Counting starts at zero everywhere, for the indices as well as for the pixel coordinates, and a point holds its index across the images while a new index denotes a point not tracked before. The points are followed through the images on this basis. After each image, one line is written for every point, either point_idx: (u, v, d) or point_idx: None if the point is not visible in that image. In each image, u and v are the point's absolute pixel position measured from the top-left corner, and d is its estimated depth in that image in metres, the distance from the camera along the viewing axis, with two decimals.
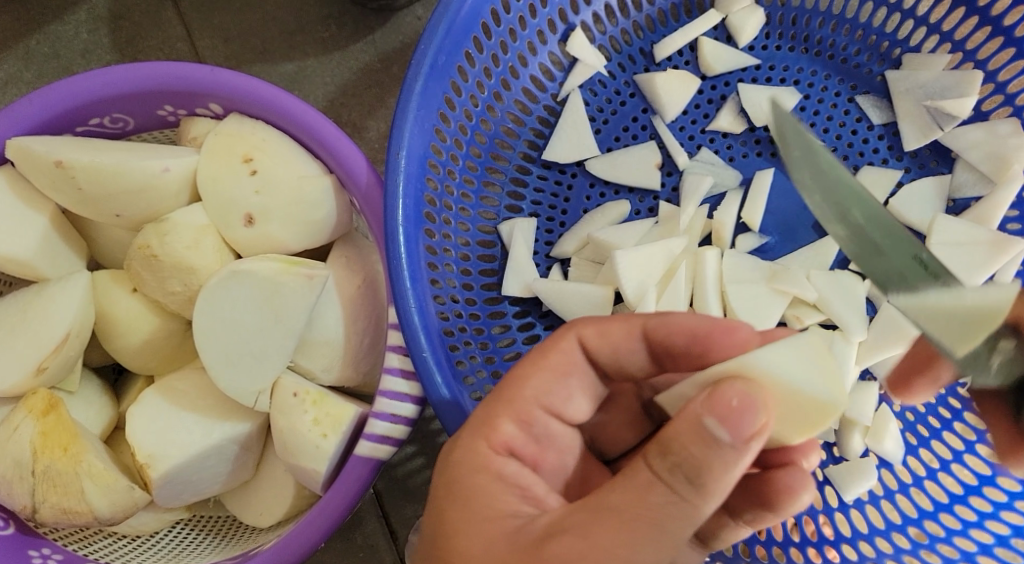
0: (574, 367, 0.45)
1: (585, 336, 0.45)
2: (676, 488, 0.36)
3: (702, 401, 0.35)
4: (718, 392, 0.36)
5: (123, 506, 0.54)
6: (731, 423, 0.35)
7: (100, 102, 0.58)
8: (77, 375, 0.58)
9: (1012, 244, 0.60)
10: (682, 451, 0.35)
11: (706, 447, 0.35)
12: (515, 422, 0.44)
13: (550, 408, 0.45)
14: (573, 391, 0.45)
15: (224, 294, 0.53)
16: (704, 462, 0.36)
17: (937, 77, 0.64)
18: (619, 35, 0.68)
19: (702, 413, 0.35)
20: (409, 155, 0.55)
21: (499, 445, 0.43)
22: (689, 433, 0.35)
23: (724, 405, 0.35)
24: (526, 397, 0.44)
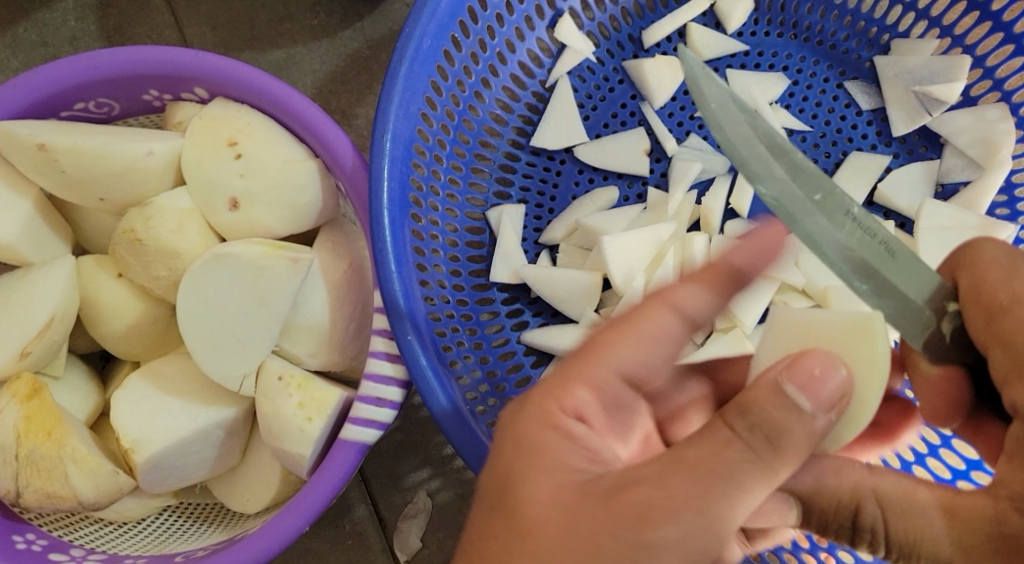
0: (666, 337, 0.42)
1: (678, 302, 0.43)
2: (755, 447, 0.35)
3: (786, 368, 0.36)
4: (800, 360, 0.36)
5: (108, 490, 0.54)
6: (803, 388, 0.36)
7: (84, 87, 0.58)
8: (62, 360, 0.58)
9: (1000, 229, 0.61)
10: (764, 413, 0.35)
11: (788, 412, 0.35)
12: (588, 392, 0.41)
13: (629, 376, 0.42)
14: (657, 362, 0.42)
15: (208, 276, 0.53)
16: (792, 427, 0.35)
17: (926, 62, 0.64)
18: (607, 22, 0.68)
19: (781, 379, 0.36)
20: (394, 138, 0.55)
21: (569, 409, 0.40)
22: (772, 397, 0.35)
23: (806, 373, 0.36)
24: (608, 364, 0.41)
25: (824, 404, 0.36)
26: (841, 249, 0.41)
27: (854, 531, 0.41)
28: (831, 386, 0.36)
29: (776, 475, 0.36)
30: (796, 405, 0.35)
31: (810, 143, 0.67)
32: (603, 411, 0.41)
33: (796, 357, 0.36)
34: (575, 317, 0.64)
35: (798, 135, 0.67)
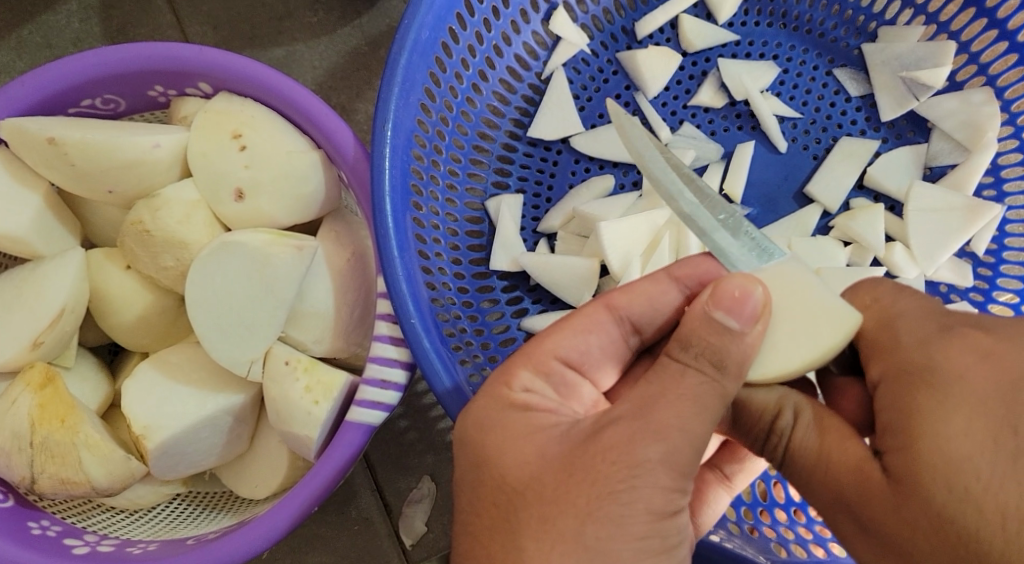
0: (595, 325, 0.45)
1: (611, 298, 0.46)
2: (705, 370, 0.39)
3: (710, 297, 0.40)
4: (721, 286, 0.40)
5: (120, 476, 0.56)
6: (727, 310, 0.40)
7: (91, 83, 0.59)
8: (72, 351, 0.59)
9: (987, 209, 0.62)
10: (701, 340, 0.39)
11: (722, 336, 0.39)
12: (535, 373, 0.44)
13: (570, 359, 0.45)
14: (594, 347, 0.45)
15: (215, 265, 0.54)
16: (727, 346, 0.39)
17: (913, 48, 0.65)
18: (602, 14, 0.69)
19: (709, 309, 0.40)
20: (395, 127, 0.56)
21: (519, 387, 0.43)
22: (700, 321, 0.40)
23: (727, 295, 0.40)
24: (546, 350, 0.44)
25: (754, 324, 0.40)
26: (740, 246, 0.46)
27: (768, 437, 0.46)
28: (752, 304, 0.40)
29: (726, 390, 0.40)
30: (721, 325, 0.40)
31: (801, 129, 0.68)
32: (555, 389, 0.44)
33: (717, 283, 0.41)
34: (573, 302, 0.66)
35: (789, 122, 0.68)
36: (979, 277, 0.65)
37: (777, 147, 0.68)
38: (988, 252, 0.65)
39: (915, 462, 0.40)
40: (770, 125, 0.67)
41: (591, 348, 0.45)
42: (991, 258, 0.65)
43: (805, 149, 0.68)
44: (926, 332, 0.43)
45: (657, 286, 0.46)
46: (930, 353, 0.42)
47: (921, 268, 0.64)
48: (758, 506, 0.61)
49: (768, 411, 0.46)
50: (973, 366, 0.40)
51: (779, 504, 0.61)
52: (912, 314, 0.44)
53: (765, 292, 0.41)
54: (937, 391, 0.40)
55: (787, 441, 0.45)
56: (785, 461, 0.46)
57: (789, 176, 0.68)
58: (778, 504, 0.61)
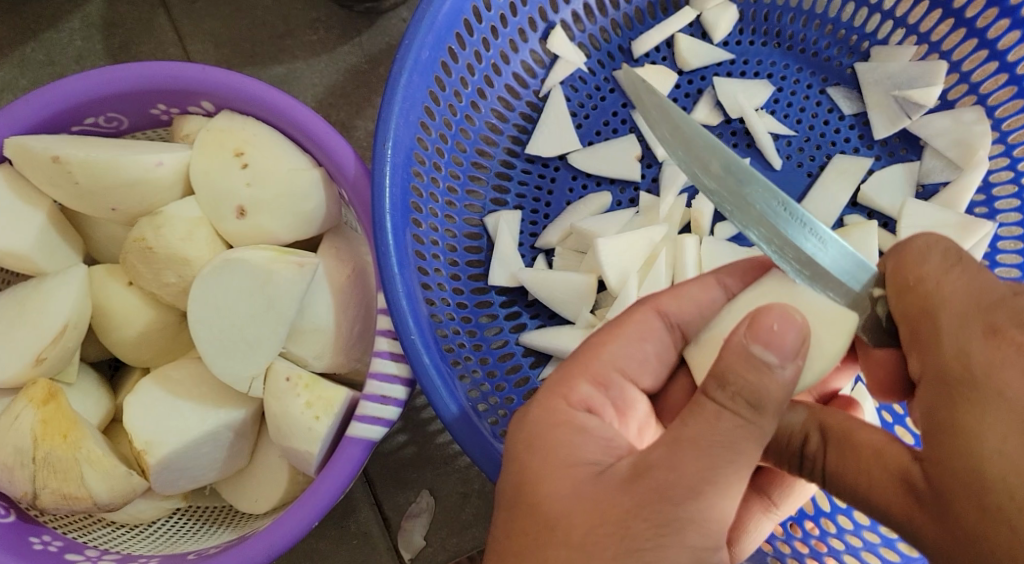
0: (650, 332, 0.46)
1: (663, 304, 0.47)
2: (740, 412, 0.38)
3: (747, 332, 0.38)
4: (758, 319, 0.38)
5: (122, 491, 0.56)
6: (766, 344, 0.38)
7: (95, 102, 0.60)
8: (75, 366, 0.60)
9: (978, 226, 0.63)
10: (738, 379, 0.37)
11: (759, 373, 0.37)
12: (590, 385, 0.44)
13: (627, 369, 0.46)
14: (650, 354, 0.46)
15: (216, 282, 0.55)
16: (762, 385, 0.37)
17: (904, 68, 0.66)
18: (598, 33, 0.71)
19: (748, 343, 0.38)
20: (395, 145, 0.57)
21: (580, 404, 0.43)
22: (740, 358, 0.38)
23: (766, 330, 0.38)
24: (603, 358, 0.45)
25: (795, 356, 0.38)
26: (761, 223, 0.45)
27: (801, 460, 0.47)
28: (791, 338, 0.38)
29: (762, 432, 0.38)
30: (761, 361, 0.38)
31: (795, 147, 0.69)
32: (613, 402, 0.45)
33: (754, 318, 0.38)
34: (571, 318, 0.66)
35: (784, 140, 0.70)
36: None
37: (771, 164, 0.68)
38: None
39: (959, 473, 0.39)
40: (764, 143, 0.68)
41: (648, 356, 0.46)
42: None
43: (800, 166, 0.69)
44: (970, 337, 0.40)
45: (705, 292, 0.47)
46: (975, 364, 0.39)
47: None
48: None
49: (805, 433, 0.47)
50: (1019, 376, 0.38)
51: None
52: (954, 302, 0.41)
53: (803, 328, 0.39)
54: (977, 406, 0.39)
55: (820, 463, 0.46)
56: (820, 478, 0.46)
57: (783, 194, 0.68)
58: None
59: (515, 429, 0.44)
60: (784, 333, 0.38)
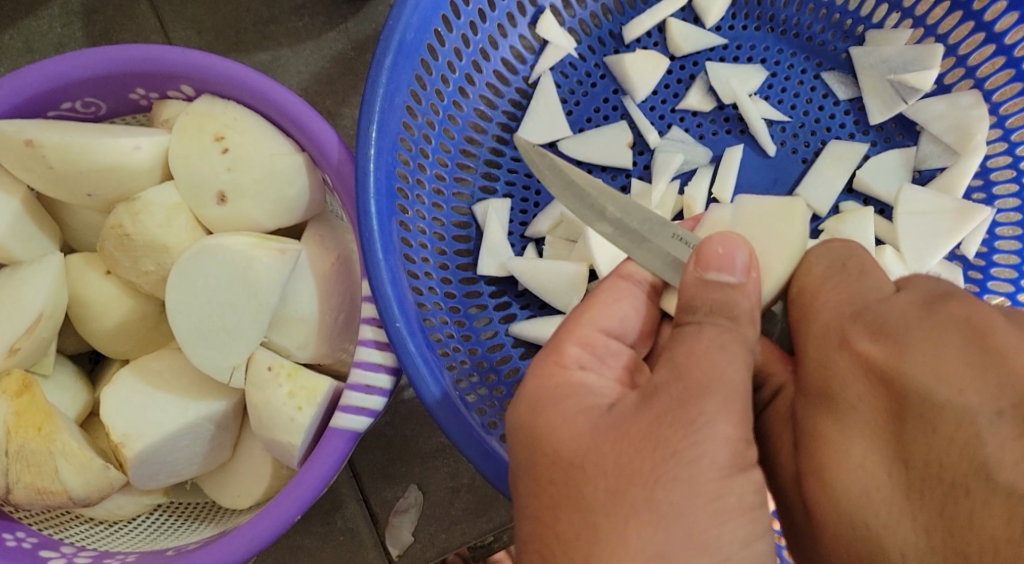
0: (625, 291, 0.47)
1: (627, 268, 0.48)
2: (718, 319, 0.41)
3: (695, 262, 0.42)
4: (703, 250, 0.42)
5: (98, 486, 0.54)
6: (720, 267, 0.42)
7: (71, 86, 0.59)
8: (51, 358, 0.58)
9: (977, 212, 0.62)
10: (704, 302, 0.41)
11: (725, 292, 0.41)
12: (581, 347, 0.44)
13: (610, 331, 0.46)
14: (629, 314, 0.47)
15: (195, 267, 0.53)
16: (738, 302, 0.41)
17: (900, 51, 0.65)
18: (588, 18, 0.69)
19: (700, 272, 0.42)
20: (380, 129, 0.56)
21: (573, 363, 0.43)
22: (698, 285, 0.42)
23: (710, 253, 0.42)
24: (587, 323, 0.45)
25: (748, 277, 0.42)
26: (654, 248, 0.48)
27: (767, 409, 0.48)
28: (738, 259, 0.42)
29: (745, 336, 0.41)
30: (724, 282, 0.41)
31: (789, 133, 0.68)
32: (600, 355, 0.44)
33: (698, 250, 0.43)
34: (562, 307, 0.65)
35: (778, 126, 0.68)
36: (970, 280, 0.65)
37: (765, 150, 0.67)
38: (978, 255, 0.65)
39: (825, 489, 0.40)
40: (758, 129, 0.67)
41: (628, 314, 0.47)
42: (981, 261, 0.65)
43: (794, 153, 0.68)
44: (825, 348, 0.42)
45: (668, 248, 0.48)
46: (828, 379, 0.41)
47: (912, 270, 0.63)
48: None
49: (772, 384, 0.48)
50: (868, 390, 0.40)
51: (772, 511, 0.60)
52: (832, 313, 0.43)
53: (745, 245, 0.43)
54: (839, 420, 0.40)
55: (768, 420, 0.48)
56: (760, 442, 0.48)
57: (778, 180, 0.67)
58: (770, 511, 0.60)
59: (502, 415, 0.42)
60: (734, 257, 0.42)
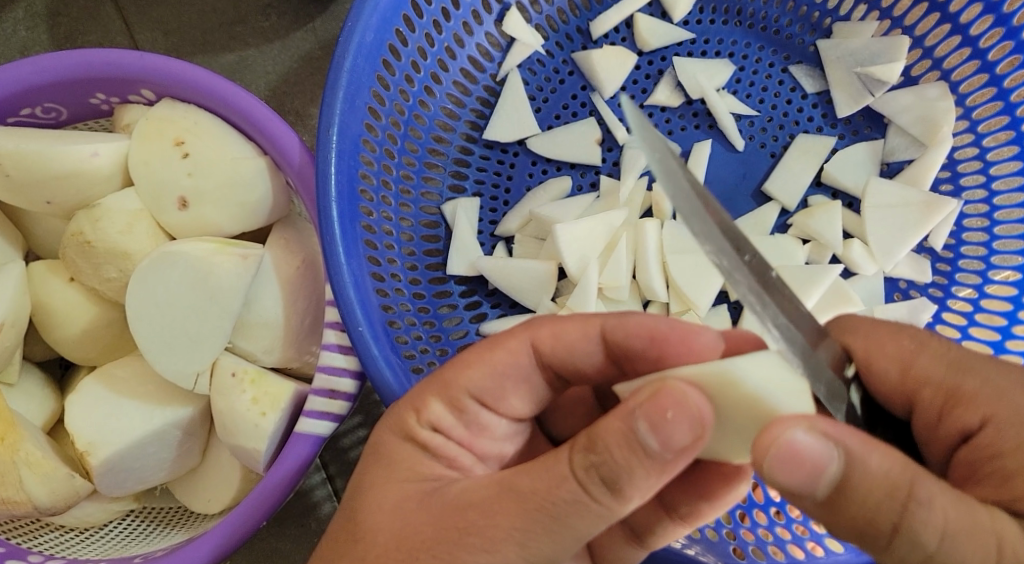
0: (518, 367, 0.44)
1: (539, 338, 0.43)
2: (591, 489, 0.35)
3: (645, 404, 0.33)
4: (660, 395, 0.33)
5: (64, 495, 0.54)
6: (780, 466, 0.32)
7: (30, 92, 0.58)
8: (16, 367, 0.58)
9: (944, 204, 0.62)
10: (606, 452, 0.34)
11: (631, 450, 0.34)
12: (446, 408, 0.43)
13: (483, 399, 0.43)
14: (510, 391, 0.44)
15: (155, 275, 0.53)
16: (621, 463, 0.34)
17: (867, 44, 0.65)
18: (556, 14, 0.69)
19: (635, 412, 0.33)
20: (341, 132, 0.55)
21: (427, 421, 0.43)
22: (621, 426, 0.34)
23: (658, 417, 0.33)
24: (461, 385, 0.43)
25: (814, 482, 0.33)
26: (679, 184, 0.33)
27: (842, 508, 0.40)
28: (814, 455, 0.32)
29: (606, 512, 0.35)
30: (637, 442, 0.34)
31: (758, 127, 0.68)
32: (466, 426, 0.43)
33: (661, 389, 0.34)
34: (531, 306, 0.65)
35: (746, 120, 0.68)
36: (938, 272, 0.65)
37: (734, 146, 0.67)
38: (946, 248, 0.65)
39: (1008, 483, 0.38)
40: (726, 124, 0.66)
41: (508, 393, 0.44)
42: (950, 253, 0.65)
43: (762, 147, 0.67)
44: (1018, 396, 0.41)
45: (584, 340, 0.44)
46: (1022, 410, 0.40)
47: (880, 264, 0.63)
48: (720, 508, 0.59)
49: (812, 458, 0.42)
50: None
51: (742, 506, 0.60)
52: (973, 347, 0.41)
53: (831, 443, 0.33)
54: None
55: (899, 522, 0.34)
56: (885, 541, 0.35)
57: (747, 175, 0.67)
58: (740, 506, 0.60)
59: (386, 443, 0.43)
60: (797, 444, 0.32)
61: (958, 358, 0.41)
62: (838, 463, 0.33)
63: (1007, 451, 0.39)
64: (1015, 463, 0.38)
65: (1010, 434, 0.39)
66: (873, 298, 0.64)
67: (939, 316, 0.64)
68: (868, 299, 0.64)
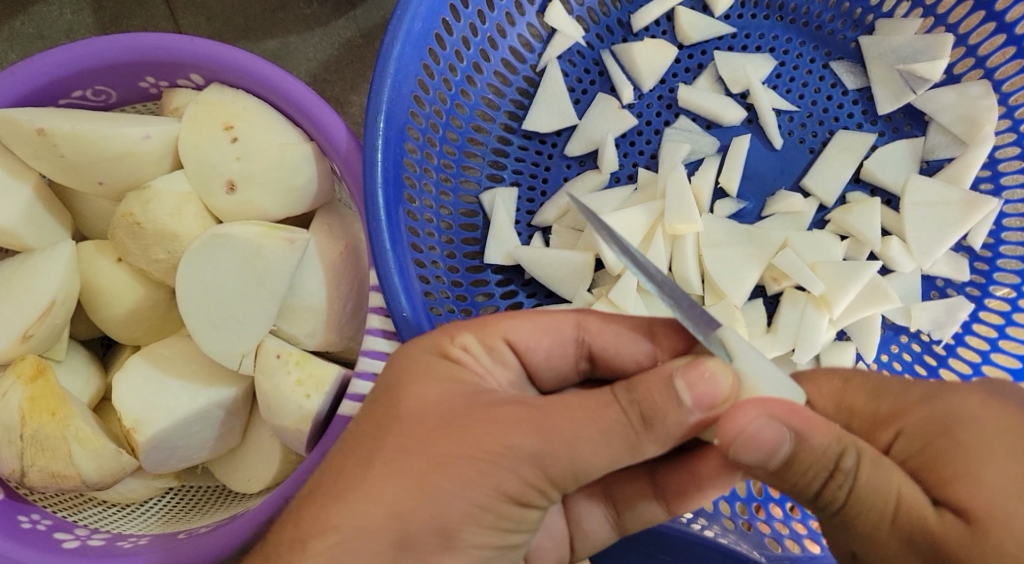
0: (557, 330, 0.46)
1: (586, 320, 0.47)
2: (629, 416, 0.38)
3: (685, 368, 0.38)
4: (697, 362, 0.38)
5: (111, 470, 0.55)
6: (739, 452, 0.37)
7: (82, 74, 0.59)
8: (63, 344, 0.59)
9: (984, 202, 0.61)
10: (647, 394, 0.38)
11: (670, 402, 0.38)
12: (478, 342, 0.45)
13: (515, 344, 0.46)
14: (542, 348, 0.46)
15: (205, 257, 0.54)
16: (663, 412, 0.38)
17: (910, 41, 0.65)
18: (597, 6, 0.69)
19: (675, 373, 0.38)
20: (387, 119, 0.56)
21: (459, 344, 0.44)
22: (660, 384, 0.38)
23: (695, 375, 0.37)
24: (501, 328, 0.45)
25: (768, 460, 0.37)
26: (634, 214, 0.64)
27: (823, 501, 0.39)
28: (769, 438, 0.36)
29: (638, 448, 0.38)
30: (677, 399, 0.38)
31: (797, 123, 0.68)
32: (490, 358, 0.44)
33: (699, 360, 0.39)
34: (568, 296, 0.65)
35: (786, 115, 0.68)
36: (976, 271, 0.65)
37: (772, 143, 0.67)
38: (985, 247, 0.65)
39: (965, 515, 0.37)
40: (767, 120, 0.66)
41: (540, 347, 0.46)
42: (988, 252, 0.65)
43: (801, 143, 0.68)
44: None
45: (633, 332, 0.46)
46: None
47: (918, 262, 0.63)
48: (754, 500, 0.60)
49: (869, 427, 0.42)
50: None
51: (774, 499, 0.60)
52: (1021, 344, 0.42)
53: (784, 428, 0.37)
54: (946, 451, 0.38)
55: (850, 479, 0.38)
56: (817, 498, 0.39)
57: (785, 170, 0.67)
58: (773, 499, 0.60)
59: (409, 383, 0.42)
60: (756, 430, 0.36)
61: (877, 385, 0.43)
62: (788, 446, 0.37)
63: (915, 452, 0.40)
64: (922, 459, 0.39)
65: (917, 440, 0.40)
66: (910, 296, 0.65)
67: (975, 315, 0.64)
68: (905, 296, 0.65)
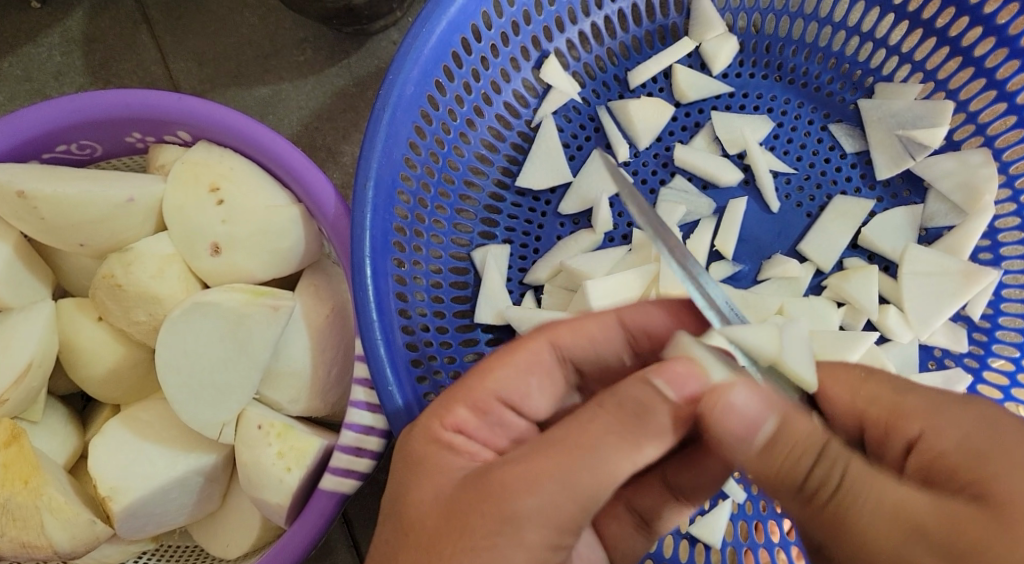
0: (536, 365, 0.45)
1: (557, 337, 0.46)
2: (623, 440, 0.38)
3: (655, 369, 0.39)
4: (667, 364, 0.40)
5: (85, 540, 0.54)
6: (724, 415, 0.38)
7: (66, 130, 0.58)
8: (40, 405, 0.57)
9: (983, 274, 0.60)
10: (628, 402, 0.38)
11: (650, 400, 0.38)
12: (471, 412, 0.44)
13: (509, 400, 0.45)
14: (533, 388, 0.45)
15: (186, 325, 0.53)
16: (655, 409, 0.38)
17: (910, 106, 0.64)
18: (594, 62, 0.68)
19: (650, 374, 0.39)
20: (377, 184, 0.55)
21: (451, 425, 0.43)
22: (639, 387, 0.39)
23: (672, 371, 0.39)
24: (488, 387, 0.44)
25: (749, 436, 0.37)
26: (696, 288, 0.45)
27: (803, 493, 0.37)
28: (753, 412, 0.38)
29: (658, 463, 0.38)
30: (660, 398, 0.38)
31: (795, 185, 0.67)
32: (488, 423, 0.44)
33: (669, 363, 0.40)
34: None
35: (783, 178, 0.67)
36: (974, 342, 0.64)
37: (769, 206, 0.66)
38: (983, 317, 0.64)
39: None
40: (764, 182, 0.65)
41: (531, 390, 0.45)
42: (986, 323, 0.64)
43: (799, 207, 0.66)
44: None
45: (603, 332, 0.47)
46: None
47: (916, 332, 0.62)
48: None
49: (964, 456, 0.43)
50: None
51: None
52: None
53: (767, 404, 0.38)
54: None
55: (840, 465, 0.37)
56: (803, 488, 0.37)
57: (782, 234, 0.66)
58: None
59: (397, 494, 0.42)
60: (733, 399, 0.38)
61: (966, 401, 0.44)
62: (772, 424, 0.38)
63: None
64: None
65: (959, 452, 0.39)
66: (908, 366, 0.63)
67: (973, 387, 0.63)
68: (903, 366, 0.63)
